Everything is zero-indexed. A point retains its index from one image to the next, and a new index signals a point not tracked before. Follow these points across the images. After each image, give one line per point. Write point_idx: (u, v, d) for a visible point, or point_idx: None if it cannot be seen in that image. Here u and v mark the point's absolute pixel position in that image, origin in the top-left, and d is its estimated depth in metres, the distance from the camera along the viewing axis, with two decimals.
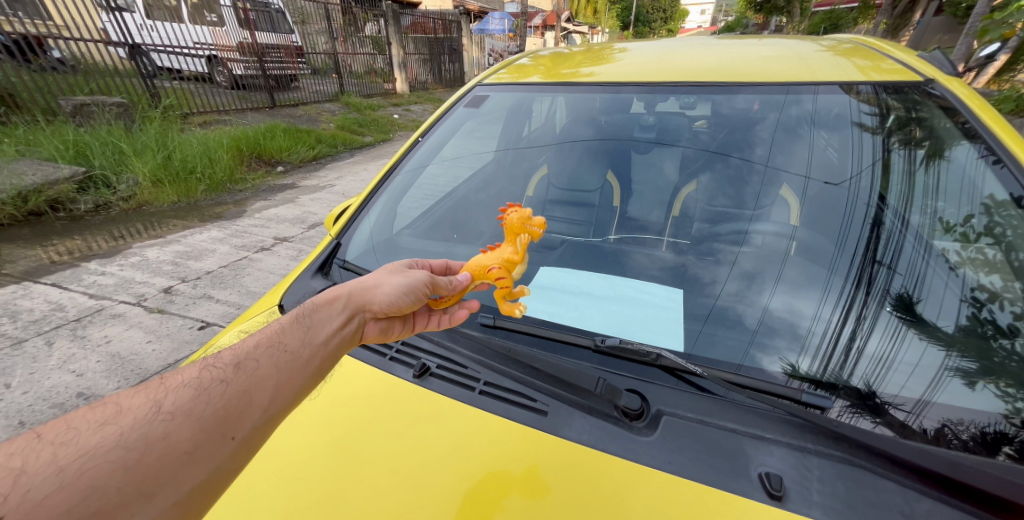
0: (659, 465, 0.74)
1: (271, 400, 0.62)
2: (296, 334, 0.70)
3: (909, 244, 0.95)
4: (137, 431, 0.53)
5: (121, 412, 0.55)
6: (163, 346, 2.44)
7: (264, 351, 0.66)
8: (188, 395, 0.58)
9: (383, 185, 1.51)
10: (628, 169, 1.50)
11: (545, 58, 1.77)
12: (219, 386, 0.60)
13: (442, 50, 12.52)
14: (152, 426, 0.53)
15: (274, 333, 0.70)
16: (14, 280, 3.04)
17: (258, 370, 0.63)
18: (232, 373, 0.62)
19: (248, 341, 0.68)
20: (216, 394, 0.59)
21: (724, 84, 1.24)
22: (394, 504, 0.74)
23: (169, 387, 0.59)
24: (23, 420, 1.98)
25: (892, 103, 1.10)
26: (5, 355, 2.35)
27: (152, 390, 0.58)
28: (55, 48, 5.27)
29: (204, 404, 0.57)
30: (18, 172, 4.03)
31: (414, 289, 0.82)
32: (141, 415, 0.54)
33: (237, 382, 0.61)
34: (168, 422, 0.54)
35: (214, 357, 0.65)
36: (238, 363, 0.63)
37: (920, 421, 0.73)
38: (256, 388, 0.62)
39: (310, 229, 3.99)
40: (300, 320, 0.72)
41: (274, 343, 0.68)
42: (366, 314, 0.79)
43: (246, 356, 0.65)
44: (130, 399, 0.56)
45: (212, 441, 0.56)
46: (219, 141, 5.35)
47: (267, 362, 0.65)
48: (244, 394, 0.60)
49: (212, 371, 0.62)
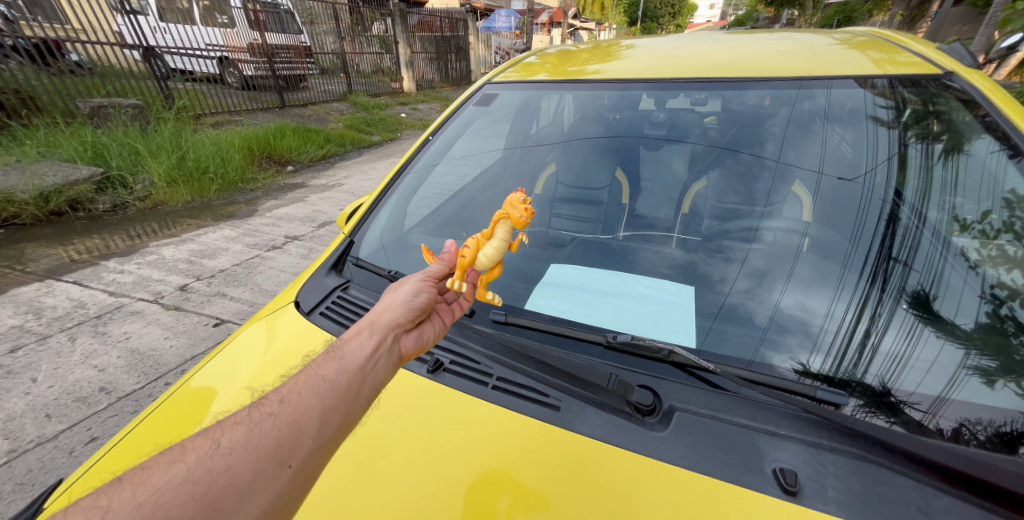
0: (671, 459, 0.75)
1: (320, 425, 0.59)
2: (334, 359, 0.65)
3: (926, 240, 0.94)
4: (201, 467, 0.54)
5: (186, 450, 0.56)
6: (180, 342, 2.49)
7: (307, 380, 0.63)
8: (242, 431, 0.58)
9: (394, 184, 1.53)
10: (637, 166, 1.49)
11: (552, 56, 1.77)
12: (268, 419, 0.59)
13: (449, 48, 12.54)
14: (214, 461, 0.54)
15: (315, 362, 0.66)
16: (37, 278, 3.12)
17: (301, 399, 0.60)
18: (279, 405, 0.60)
19: (295, 374, 0.66)
20: (265, 426, 0.58)
21: (735, 79, 1.24)
22: (409, 497, 0.76)
23: (227, 424, 0.59)
24: (48, 413, 2.04)
25: (908, 96, 1.08)
26: (30, 350, 2.42)
27: (212, 431, 0.59)
28: (73, 52, 5.38)
29: (256, 437, 0.56)
30: (39, 173, 4.14)
31: (422, 288, 0.77)
32: (203, 452, 0.56)
33: (283, 413, 0.59)
34: (227, 455, 0.55)
35: (267, 394, 0.64)
36: (282, 396, 0.61)
37: (937, 421, 0.72)
38: (303, 417, 0.59)
39: (320, 227, 4.04)
40: (334, 347, 0.67)
41: (316, 370, 0.65)
42: (397, 327, 0.72)
43: (290, 388, 0.63)
44: (193, 442, 0.58)
45: (270, 470, 0.55)
46: (230, 141, 5.43)
47: (309, 390, 0.61)
48: (290, 424, 0.58)
49: (262, 407, 0.61)
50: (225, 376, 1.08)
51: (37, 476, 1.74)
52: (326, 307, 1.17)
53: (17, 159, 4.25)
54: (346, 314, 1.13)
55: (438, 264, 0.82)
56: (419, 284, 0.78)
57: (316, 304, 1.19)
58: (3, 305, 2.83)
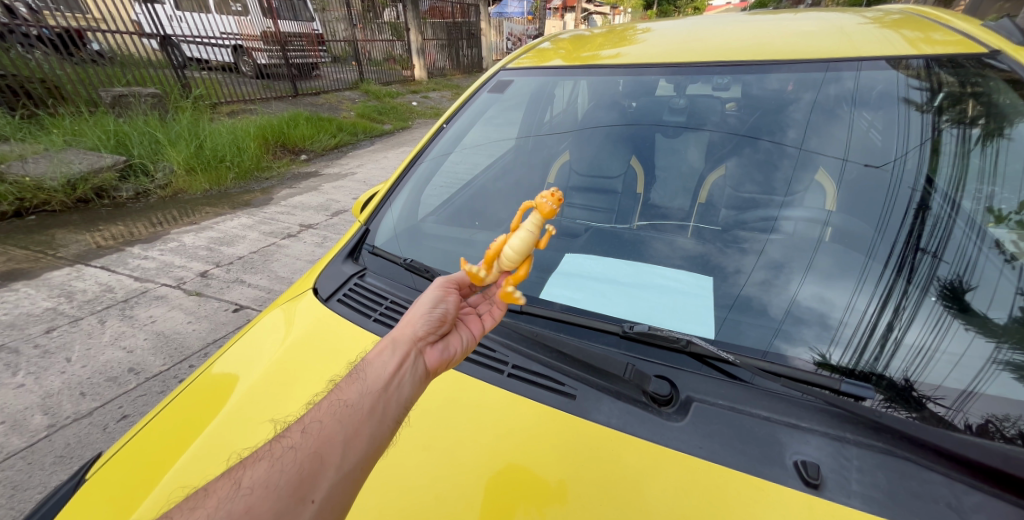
0: (689, 450, 0.75)
1: (342, 457, 0.60)
2: (354, 386, 0.67)
3: (958, 229, 0.91)
4: (220, 511, 0.55)
5: (206, 496, 0.58)
6: (202, 326, 2.57)
7: (327, 408, 0.65)
8: (263, 468, 0.59)
9: (408, 172, 1.54)
10: (651, 153, 1.46)
11: (566, 41, 1.74)
12: (289, 453, 0.60)
13: (461, 35, 12.38)
14: (233, 503, 0.55)
15: (336, 391, 0.68)
16: (67, 263, 3.23)
17: (323, 429, 0.62)
18: (299, 438, 0.61)
19: (315, 406, 0.67)
20: (287, 461, 0.59)
21: (757, 63, 1.22)
22: (428, 476, 0.78)
23: (247, 464, 0.61)
24: (83, 391, 2.13)
25: (945, 77, 1.04)
26: (64, 331, 2.52)
27: (234, 472, 0.61)
28: (95, 41, 5.44)
29: (277, 475, 0.57)
30: (66, 161, 4.26)
31: (441, 297, 0.79)
32: (223, 494, 0.57)
33: (305, 446, 0.60)
34: (247, 497, 0.56)
35: (291, 426, 0.66)
36: (304, 427, 0.63)
37: (963, 416, 0.71)
38: (324, 446, 0.60)
39: (333, 216, 4.08)
40: (356, 372, 0.69)
41: (337, 397, 0.66)
42: (417, 343, 0.73)
43: (311, 418, 0.64)
44: (215, 484, 0.59)
45: (292, 508, 0.56)
46: (246, 130, 5.50)
47: (330, 419, 0.63)
48: (313, 456, 0.59)
49: (282, 442, 0.63)
50: (247, 362, 1.12)
51: (74, 450, 1.83)
52: (344, 294, 1.19)
53: (45, 147, 4.37)
54: (363, 301, 1.15)
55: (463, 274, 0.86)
56: (439, 291, 0.79)
57: (334, 292, 1.21)
58: (36, 288, 2.94)
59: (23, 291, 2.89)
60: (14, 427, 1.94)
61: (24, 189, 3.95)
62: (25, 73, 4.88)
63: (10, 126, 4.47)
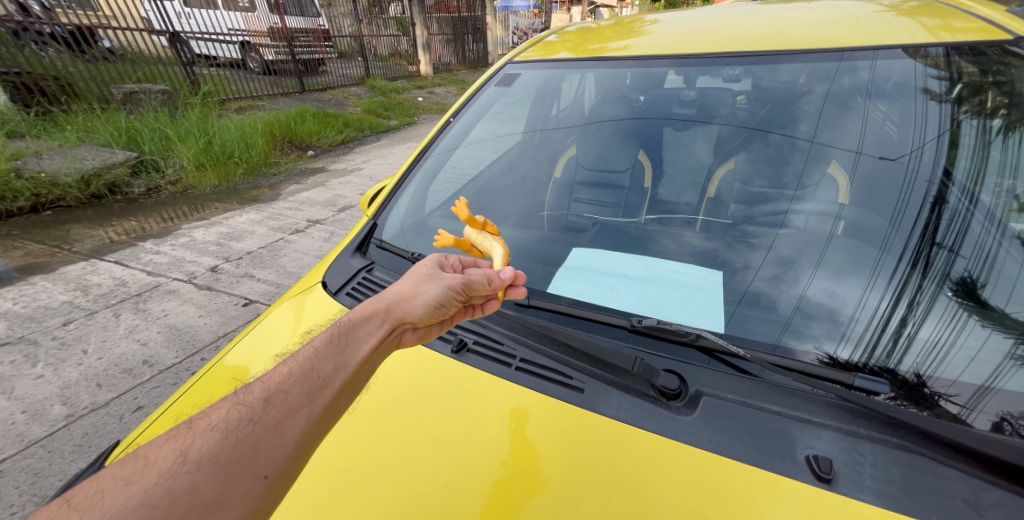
0: (699, 443, 0.75)
1: (305, 433, 0.56)
2: (329, 358, 0.62)
3: (977, 223, 0.89)
4: (162, 487, 0.49)
5: (148, 465, 0.51)
6: (213, 320, 2.60)
7: (295, 378, 0.59)
8: (214, 440, 0.52)
9: (415, 167, 1.54)
10: (659, 148, 1.43)
11: (573, 34, 1.73)
12: (248, 426, 0.54)
13: (466, 29, 12.31)
14: (177, 479, 0.49)
15: (304, 358, 0.62)
16: (82, 257, 3.29)
17: (289, 401, 0.56)
18: (263, 410, 0.55)
19: (279, 370, 0.61)
20: (245, 434, 0.53)
21: (769, 55, 1.22)
22: (435, 468, 0.79)
23: (197, 431, 0.54)
24: (100, 382, 2.17)
25: (966, 66, 1.02)
26: (80, 324, 2.57)
27: (180, 435, 0.54)
28: (106, 38, 5.50)
29: (232, 449, 0.52)
30: (80, 157, 4.33)
31: (451, 291, 0.76)
32: (167, 466, 0.50)
33: (268, 417, 0.55)
34: (192, 473, 0.49)
35: (247, 386, 0.60)
36: (267, 395, 0.57)
37: (977, 415, 0.70)
38: (290, 421, 0.55)
39: (341, 212, 4.11)
40: (334, 341, 0.64)
41: (306, 365, 0.61)
42: (406, 326, 0.72)
43: (276, 388, 0.58)
44: (157, 450, 0.52)
45: (244, 482, 0.51)
46: (254, 126, 5.53)
47: (299, 391, 0.58)
48: (274, 430, 0.54)
49: (240, 408, 0.56)
50: (259, 352, 1.13)
51: (92, 439, 1.87)
52: (352, 288, 1.20)
53: (59, 143, 4.44)
54: (370, 296, 1.15)
55: (482, 277, 0.81)
56: (450, 289, 0.76)
57: (343, 285, 1.22)
58: (53, 281, 2.99)
59: (40, 285, 2.94)
60: (34, 417, 1.99)
61: (39, 185, 4.01)
62: (38, 70, 4.95)
63: (25, 123, 4.55)
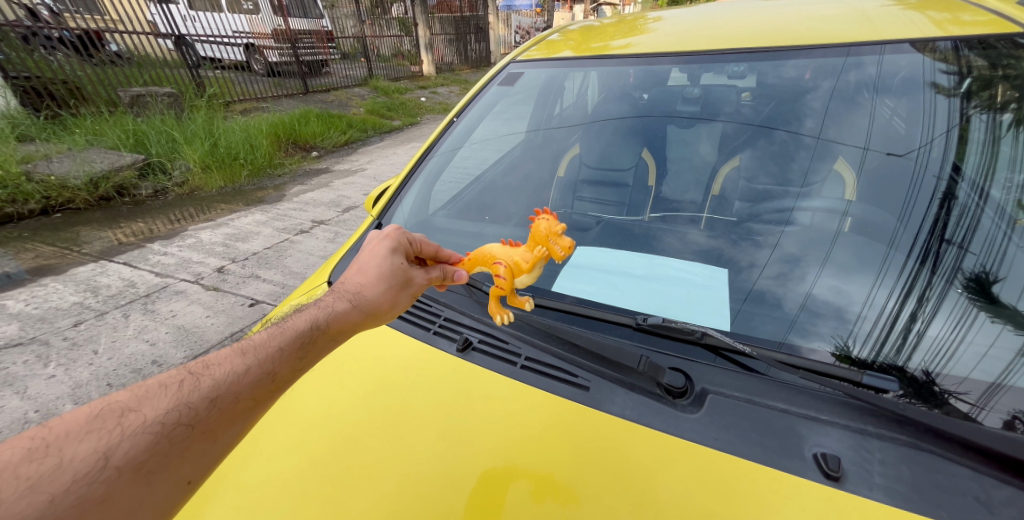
0: (705, 441, 0.75)
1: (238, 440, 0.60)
2: (285, 364, 0.66)
3: (986, 219, 0.88)
4: (73, 494, 0.48)
5: (62, 465, 0.49)
6: (220, 320, 2.62)
7: (243, 382, 0.61)
8: (145, 443, 0.53)
9: (419, 167, 1.54)
10: (664, 145, 1.44)
11: (575, 32, 1.72)
12: (183, 430, 0.55)
13: (469, 29, 12.32)
14: (93, 486, 0.49)
15: (262, 360, 0.64)
16: (91, 259, 3.32)
17: (231, 406, 0.59)
18: (203, 414, 0.57)
19: (230, 367, 0.62)
20: (177, 439, 0.54)
21: (775, 50, 1.20)
22: (437, 465, 0.80)
23: (127, 430, 0.53)
24: (110, 382, 2.20)
25: (975, 60, 1.00)
26: (90, 325, 2.60)
27: (106, 431, 0.52)
28: (113, 42, 5.55)
29: (161, 455, 0.53)
30: (88, 160, 4.38)
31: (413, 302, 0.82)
32: (86, 471, 0.49)
33: (207, 423, 0.57)
34: (111, 481, 0.50)
35: (187, 378, 0.60)
36: (212, 397, 0.58)
37: (988, 413, 0.69)
38: (226, 428, 0.58)
39: (345, 212, 4.12)
40: (295, 346, 0.67)
41: (260, 369, 0.63)
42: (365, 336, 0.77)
43: (220, 390, 0.59)
44: (76, 447, 0.50)
45: (164, 488, 0.53)
46: (259, 127, 5.57)
47: (244, 396, 0.60)
48: (209, 438, 0.57)
49: (180, 408, 0.56)
50: None
51: None
52: None
53: (68, 147, 4.48)
54: None
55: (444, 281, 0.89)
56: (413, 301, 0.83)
57: None
58: (64, 283, 3.03)
59: (51, 286, 2.98)
60: (46, 416, 2.02)
61: (49, 188, 4.05)
62: (48, 74, 5.00)
63: (35, 127, 4.60)
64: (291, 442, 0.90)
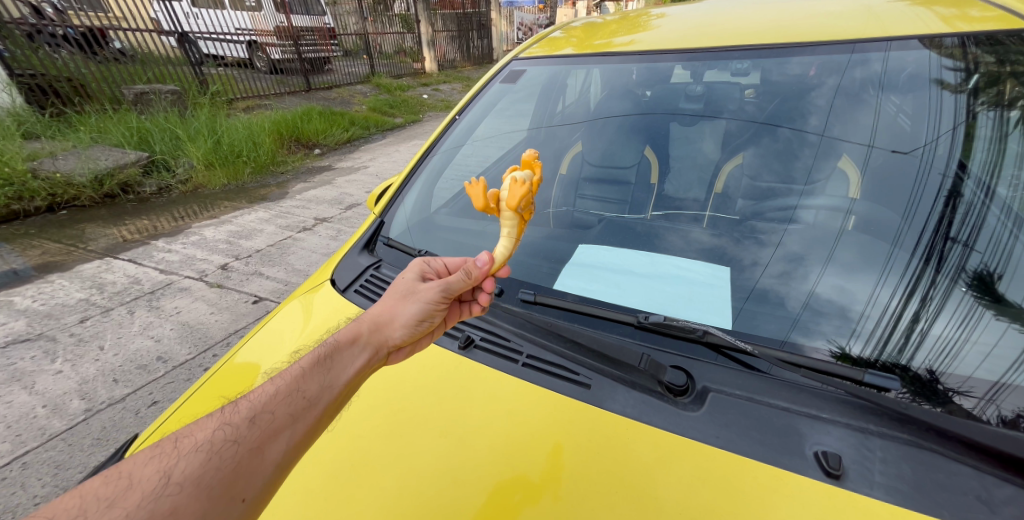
0: (706, 439, 0.76)
1: (285, 453, 0.60)
2: (315, 378, 0.67)
3: (993, 217, 0.87)
4: (144, 508, 0.51)
5: (133, 485, 0.54)
6: (224, 317, 2.64)
7: (281, 400, 0.64)
8: (198, 461, 0.56)
9: (422, 164, 1.55)
10: (666, 144, 1.43)
11: (579, 29, 1.72)
12: (231, 447, 0.58)
13: (471, 26, 12.27)
14: (160, 501, 0.52)
15: (293, 377, 0.67)
16: (97, 256, 3.35)
17: (273, 423, 0.61)
18: (246, 431, 0.60)
19: (265, 389, 0.66)
20: (227, 456, 0.57)
21: (779, 47, 1.20)
22: (441, 464, 0.80)
23: (182, 451, 0.57)
24: (116, 378, 2.22)
25: (982, 55, 0.99)
26: (96, 321, 2.62)
27: (166, 455, 0.57)
28: (116, 40, 5.57)
29: (213, 471, 0.55)
30: (93, 158, 4.40)
31: (431, 311, 0.79)
32: (151, 488, 0.53)
33: (251, 438, 0.59)
34: (175, 495, 0.53)
35: (231, 406, 0.64)
36: (251, 416, 0.61)
37: (991, 410, 0.69)
38: (271, 441, 0.60)
39: (347, 210, 4.13)
40: (319, 361, 0.69)
41: (292, 385, 0.66)
42: (386, 348, 0.77)
43: (260, 407, 0.62)
44: (141, 469, 0.55)
45: (221, 506, 0.55)
46: (262, 125, 5.57)
47: (283, 412, 0.62)
48: (256, 452, 0.58)
49: (225, 428, 0.60)
50: (270, 349, 1.15)
51: (109, 433, 1.91)
52: (360, 285, 1.21)
53: (73, 144, 4.50)
54: (379, 293, 1.16)
55: (460, 279, 0.80)
56: (430, 307, 0.79)
57: (351, 283, 1.23)
58: (70, 279, 3.05)
59: (58, 283, 3.01)
60: (54, 411, 2.03)
61: (55, 185, 4.08)
62: (52, 72, 5.03)
63: (40, 124, 4.62)
64: None
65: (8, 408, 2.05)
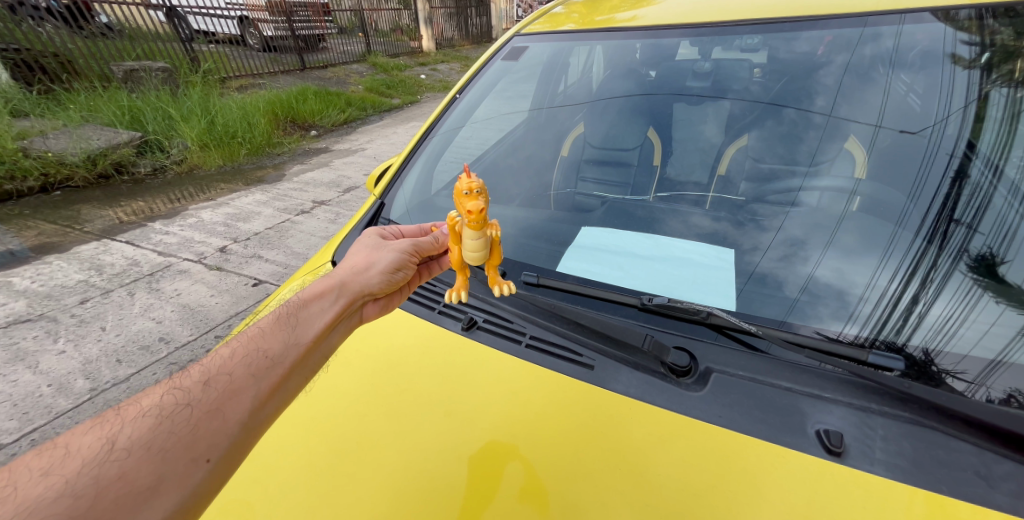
0: (708, 418, 0.76)
1: (247, 411, 0.63)
2: (279, 337, 0.71)
3: (999, 197, 0.86)
4: (87, 475, 0.51)
5: (71, 454, 0.54)
6: (224, 299, 2.64)
7: (242, 361, 0.67)
8: (148, 426, 0.57)
9: (420, 146, 1.52)
10: (669, 126, 1.39)
11: (581, 4, 1.67)
12: (186, 411, 0.59)
13: (469, 2, 11.98)
14: (105, 467, 0.52)
15: (251, 339, 0.70)
16: (94, 237, 3.32)
17: (231, 382, 0.63)
18: (199, 394, 0.61)
19: (222, 353, 0.68)
20: (181, 420, 0.58)
21: (788, 23, 1.17)
22: (441, 441, 0.82)
23: (127, 418, 0.58)
24: (119, 358, 2.23)
25: (1000, 30, 0.96)
26: (96, 302, 2.62)
27: (108, 423, 0.57)
28: (102, 13, 5.38)
29: (166, 435, 0.57)
30: (85, 137, 4.33)
31: (405, 261, 0.87)
32: (93, 455, 0.53)
33: (206, 401, 0.61)
34: (123, 461, 0.53)
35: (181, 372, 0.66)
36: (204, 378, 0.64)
37: (985, 391, 0.70)
38: (230, 401, 0.62)
39: (345, 192, 4.09)
40: (283, 322, 0.73)
41: (252, 347, 0.69)
42: (360, 297, 0.82)
43: (217, 371, 0.65)
44: (81, 438, 0.55)
45: (184, 467, 0.55)
46: (256, 105, 5.47)
47: (242, 370, 0.65)
48: (214, 413, 0.60)
49: (175, 393, 0.61)
50: None
51: None
52: None
53: (64, 123, 4.42)
54: None
55: (429, 240, 0.91)
56: (402, 255, 0.87)
57: None
58: (68, 261, 3.04)
59: (56, 264, 2.99)
60: (58, 390, 2.05)
61: (47, 164, 4.02)
62: (38, 46, 4.90)
63: (29, 102, 4.52)
64: (296, 417, 0.91)
65: (13, 387, 2.07)
